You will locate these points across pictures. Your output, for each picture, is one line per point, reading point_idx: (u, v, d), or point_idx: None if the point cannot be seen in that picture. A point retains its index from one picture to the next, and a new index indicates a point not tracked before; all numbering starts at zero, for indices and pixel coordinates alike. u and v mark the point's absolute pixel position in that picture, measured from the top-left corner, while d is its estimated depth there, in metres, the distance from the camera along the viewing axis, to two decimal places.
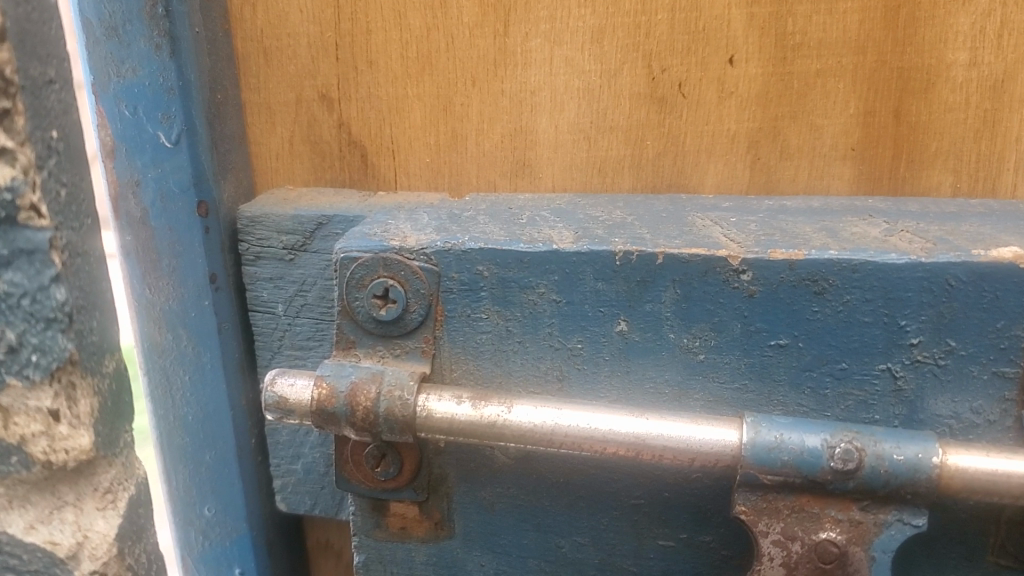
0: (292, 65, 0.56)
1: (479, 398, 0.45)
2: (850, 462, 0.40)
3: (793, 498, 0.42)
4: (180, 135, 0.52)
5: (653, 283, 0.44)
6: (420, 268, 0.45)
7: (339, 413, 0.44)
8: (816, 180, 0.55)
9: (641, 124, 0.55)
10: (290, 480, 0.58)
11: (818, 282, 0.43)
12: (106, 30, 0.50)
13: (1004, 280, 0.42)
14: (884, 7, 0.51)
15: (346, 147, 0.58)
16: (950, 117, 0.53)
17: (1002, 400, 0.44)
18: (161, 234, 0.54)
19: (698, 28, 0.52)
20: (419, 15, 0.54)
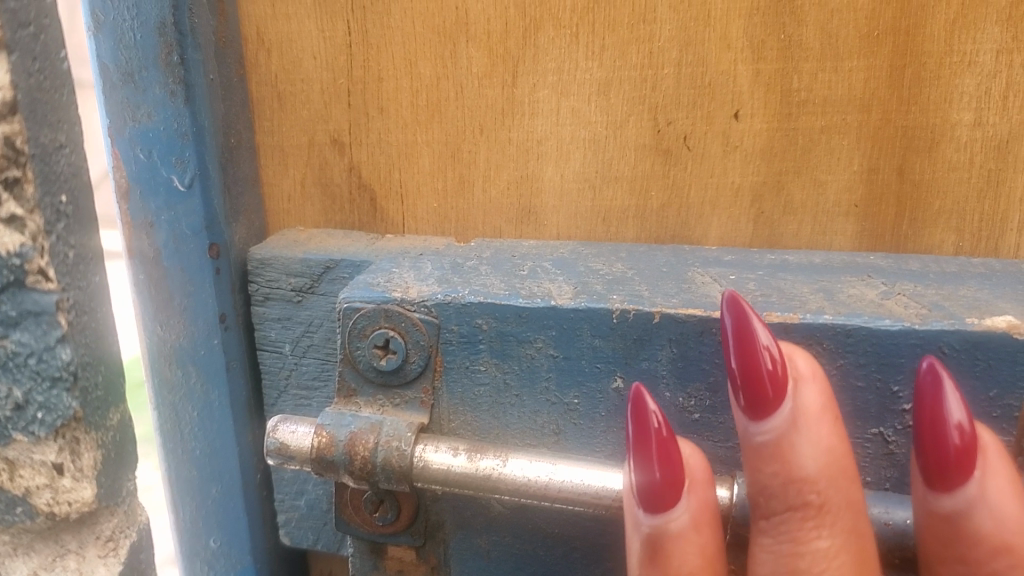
0: (305, 110, 0.57)
1: (475, 450, 0.45)
2: None
3: None
4: (193, 179, 0.53)
5: (650, 341, 0.45)
6: (420, 319, 0.46)
7: (338, 461, 0.45)
8: (818, 235, 0.55)
9: (646, 175, 0.55)
10: (293, 515, 0.59)
11: (812, 346, 0.44)
12: (124, 77, 0.52)
13: (995, 349, 0.42)
14: (889, 66, 0.52)
15: (356, 190, 0.59)
16: (953, 176, 0.53)
17: None
18: (172, 273, 0.55)
19: (704, 83, 0.53)
20: (429, 65, 0.55)
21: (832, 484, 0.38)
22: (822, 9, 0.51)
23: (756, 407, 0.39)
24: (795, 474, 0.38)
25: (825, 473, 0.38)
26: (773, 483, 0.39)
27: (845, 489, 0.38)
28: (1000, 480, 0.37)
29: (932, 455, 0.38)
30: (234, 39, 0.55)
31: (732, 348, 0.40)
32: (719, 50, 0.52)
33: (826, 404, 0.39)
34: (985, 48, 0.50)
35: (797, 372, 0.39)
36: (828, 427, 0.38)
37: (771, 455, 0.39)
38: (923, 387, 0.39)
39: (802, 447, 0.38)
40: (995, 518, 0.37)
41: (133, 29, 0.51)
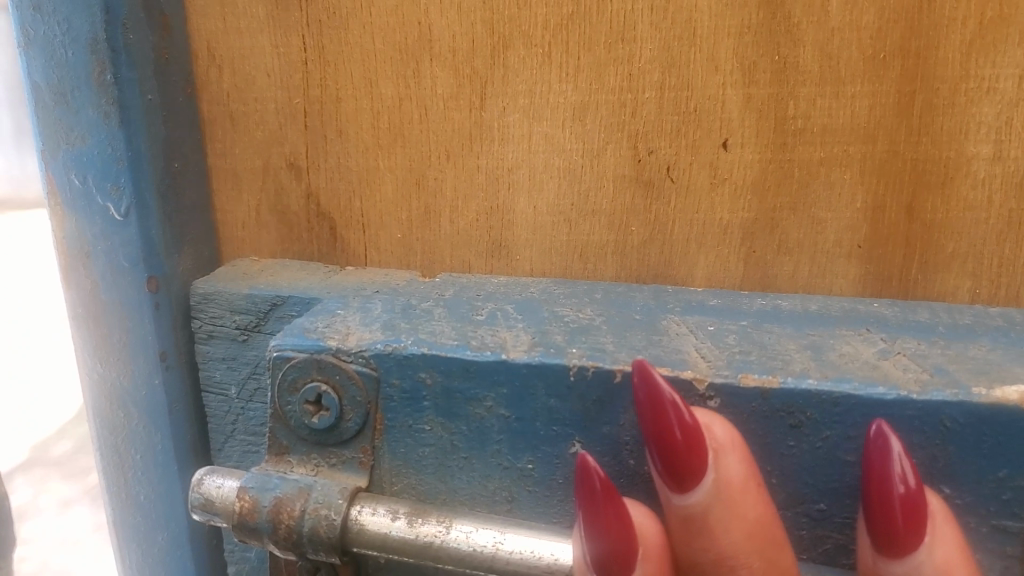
0: (260, 130, 0.53)
1: (417, 513, 0.41)
2: None
3: None
4: (130, 208, 0.49)
5: (611, 403, 0.40)
6: (356, 372, 0.42)
7: (261, 528, 0.40)
8: (817, 278, 0.49)
9: (627, 208, 0.50)
10: (243, 567, 0.55)
11: (794, 414, 0.38)
12: (55, 96, 0.48)
13: (1005, 425, 0.37)
14: (896, 93, 0.46)
15: (315, 219, 0.54)
16: (969, 217, 0.47)
17: (1002, 555, 0.39)
18: (110, 308, 0.51)
19: (689, 109, 0.48)
20: (391, 85, 0.51)
21: (768, 558, 0.35)
22: (821, 28, 0.46)
23: (680, 480, 0.36)
24: (723, 549, 0.35)
25: (757, 546, 0.35)
26: (709, 559, 0.35)
27: (781, 563, 0.35)
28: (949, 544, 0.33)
29: (879, 520, 0.35)
30: (181, 55, 0.51)
31: (650, 416, 0.37)
32: (706, 72, 0.47)
33: (749, 477, 0.36)
34: (1006, 74, 0.45)
35: (717, 443, 0.36)
36: (756, 495, 0.36)
37: (699, 531, 0.35)
38: (869, 453, 0.36)
39: (730, 521, 0.35)
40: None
41: (63, 45, 0.47)
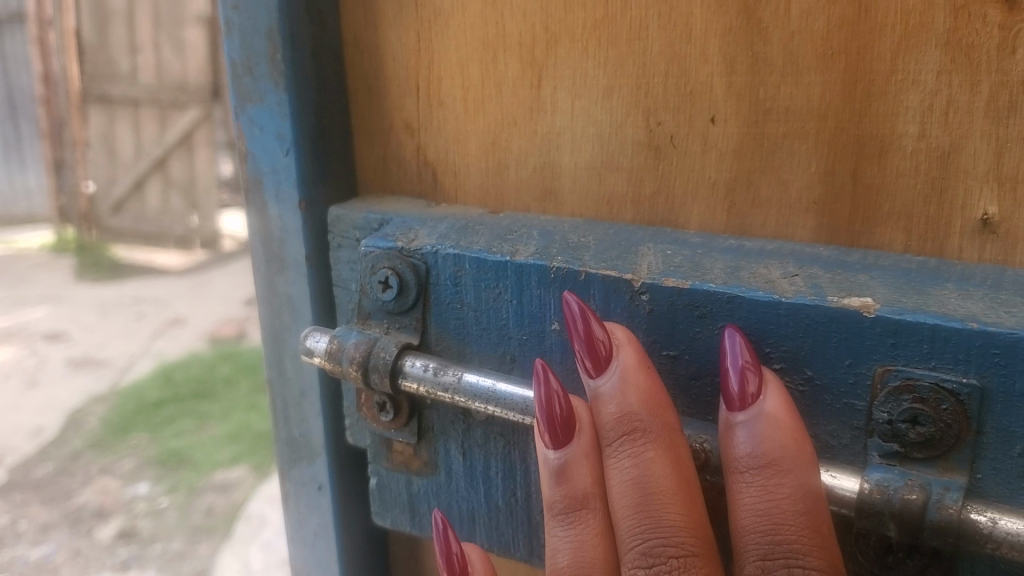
0: (387, 100, 0.73)
1: (443, 366, 0.59)
2: (701, 453, 0.54)
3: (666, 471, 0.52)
4: (290, 149, 0.70)
5: (577, 294, 0.57)
6: (414, 264, 0.61)
7: (342, 363, 0.61)
8: (783, 227, 0.63)
9: (641, 167, 0.66)
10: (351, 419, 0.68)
11: (699, 307, 0.54)
12: (246, 70, 0.70)
13: (848, 323, 0.50)
14: (842, 82, 0.59)
15: (423, 167, 0.73)
16: (901, 182, 0.59)
17: (852, 426, 0.52)
18: (275, 220, 0.73)
19: (687, 91, 0.63)
20: (476, 68, 0.69)
21: (653, 413, 0.53)
22: (784, 31, 0.60)
23: (598, 368, 0.54)
24: (624, 407, 0.53)
25: (645, 405, 0.53)
26: (616, 413, 0.54)
27: (663, 417, 0.53)
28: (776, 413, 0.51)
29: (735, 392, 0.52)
30: (334, 44, 0.72)
31: (577, 329, 0.55)
32: (699, 63, 0.62)
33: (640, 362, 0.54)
34: (927, 69, 0.57)
35: (619, 342, 0.54)
36: (644, 375, 0.53)
37: (609, 398, 0.54)
38: (733, 351, 0.52)
39: (628, 391, 0.53)
40: (770, 434, 0.50)
41: (253, 36, 0.69)
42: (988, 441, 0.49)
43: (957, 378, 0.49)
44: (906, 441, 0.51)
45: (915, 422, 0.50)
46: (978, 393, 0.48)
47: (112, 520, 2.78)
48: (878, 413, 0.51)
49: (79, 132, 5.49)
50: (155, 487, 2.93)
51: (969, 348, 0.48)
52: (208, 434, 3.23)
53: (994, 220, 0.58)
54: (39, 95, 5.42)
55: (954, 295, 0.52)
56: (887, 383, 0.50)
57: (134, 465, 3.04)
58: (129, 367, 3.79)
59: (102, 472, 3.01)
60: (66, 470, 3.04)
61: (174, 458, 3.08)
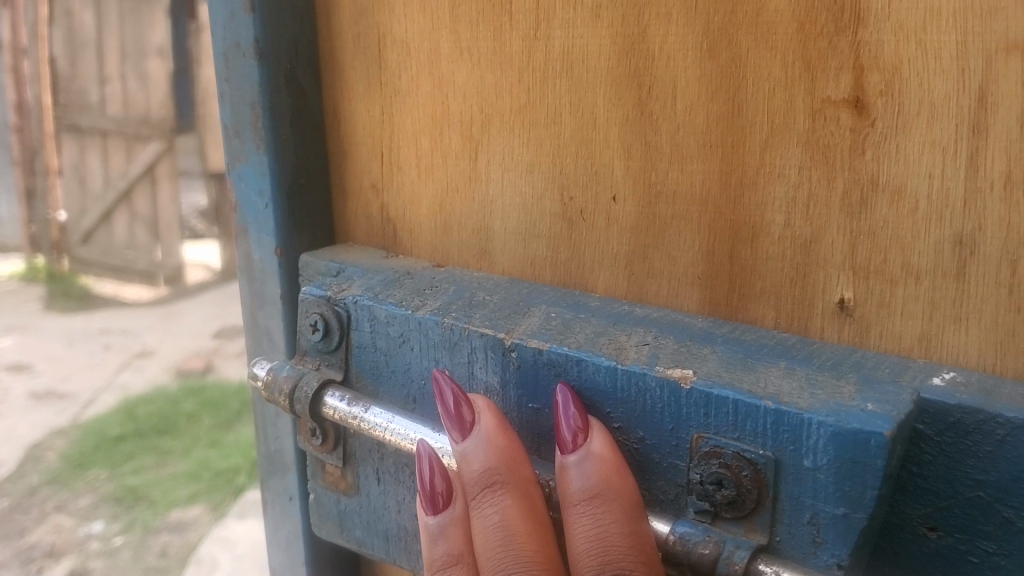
0: (358, 163, 0.83)
1: (356, 400, 0.69)
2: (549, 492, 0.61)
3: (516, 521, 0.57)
4: (268, 203, 0.81)
5: (462, 348, 0.65)
6: (337, 311, 0.70)
7: (272, 392, 0.71)
8: (673, 297, 0.70)
9: (558, 236, 0.74)
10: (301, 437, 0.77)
11: (554, 367, 0.61)
12: (236, 134, 0.81)
13: (670, 392, 0.57)
14: (720, 171, 0.66)
15: (385, 222, 0.82)
16: (771, 264, 0.65)
17: (677, 483, 0.58)
18: (257, 262, 0.84)
19: (594, 171, 0.71)
20: (426, 140, 0.78)
21: (509, 468, 0.58)
22: (671, 124, 0.67)
23: (462, 434, 0.60)
24: (482, 464, 0.59)
25: (503, 462, 0.58)
26: (478, 469, 0.59)
27: (519, 471, 0.59)
28: (602, 460, 0.56)
29: (565, 443, 0.57)
30: (314, 112, 0.83)
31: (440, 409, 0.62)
32: (603, 147, 0.70)
33: (498, 425, 0.60)
34: (790, 165, 0.63)
35: (480, 410, 0.61)
36: (501, 436, 0.59)
37: (471, 458, 0.59)
38: (564, 408, 0.58)
39: (486, 450, 0.59)
40: (598, 467, 0.55)
41: (240, 105, 0.80)
42: (783, 507, 0.55)
43: (756, 449, 0.55)
44: (716, 502, 0.56)
45: (721, 485, 0.56)
46: (773, 463, 0.54)
47: (65, 560, 2.86)
48: (693, 474, 0.57)
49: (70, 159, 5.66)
50: (112, 527, 3.04)
51: (765, 422, 0.54)
52: (170, 475, 3.36)
53: (850, 304, 0.63)
54: (47, 124, 5.54)
55: (776, 374, 0.58)
56: (699, 448, 0.57)
57: (95, 504, 3.18)
58: (91, 405, 3.97)
59: (56, 509, 3.15)
60: (18, 509, 3.16)
61: (133, 496, 3.23)
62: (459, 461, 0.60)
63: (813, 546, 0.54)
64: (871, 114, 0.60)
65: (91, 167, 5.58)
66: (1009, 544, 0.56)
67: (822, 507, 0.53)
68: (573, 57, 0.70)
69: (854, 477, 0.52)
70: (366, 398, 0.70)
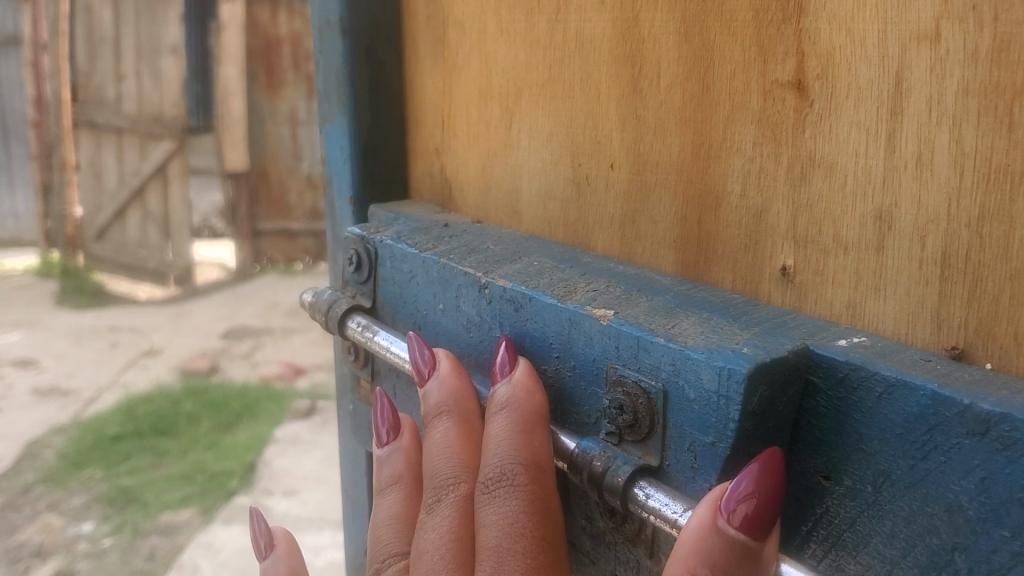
0: (426, 128, 0.95)
1: (371, 323, 0.81)
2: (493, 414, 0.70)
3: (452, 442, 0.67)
4: (346, 158, 0.95)
5: (453, 283, 0.76)
6: (368, 248, 0.83)
7: (314, 312, 0.86)
8: (654, 259, 0.77)
9: (569, 198, 0.83)
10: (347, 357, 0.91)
11: (515, 302, 0.71)
12: (326, 98, 0.96)
13: (592, 327, 0.65)
14: (693, 144, 0.73)
15: (444, 182, 0.95)
16: (730, 231, 0.72)
17: (596, 409, 0.66)
18: (340, 210, 0.99)
19: (596, 141, 0.79)
20: (475, 110, 0.89)
21: (455, 399, 0.69)
22: (656, 100, 0.74)
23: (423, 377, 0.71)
24: (433, 399, 0.69)
25: (449, 397, 0.69)
26: (431, 403, 0.69)
27: (462, 405, 0.69)
28: (518, 390, 0.66)
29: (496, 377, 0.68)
30: (393, 83, 0.96)
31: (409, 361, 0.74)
32: (604, 120, 0.78)
33: (451, 368, 0.71)
34: (746, 140, 0.69)
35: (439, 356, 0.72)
36: (453, 378, 0.70)
37: (427, 395, 0.70)
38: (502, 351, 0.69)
39: (438, 388, 0.70)
40: (512, 394, 0.66)
41: (329, 74, 0.95)
42: (671, 435, 0.62)
43: (649, 380, 0.62)
44: (620, 426, 0.64)
45: (623, 411, 0.64)
46: (662, 394, 0.61)
47: (54, 559, 2.59)
48: (605, 401, 0.65)
49: (85, 157, 5.51)
50: (99, 526, 2.73)
51: (656, 357, 0.61)
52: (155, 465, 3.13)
53: (791, 271, 0.69)
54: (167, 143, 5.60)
55: (690, 321, 0.65)
56: (609, 377, 0.65)
57: (87, 498, 2.89)
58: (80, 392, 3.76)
59: (33, 503, 2.88)
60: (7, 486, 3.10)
61: (126, 493, 2.89)
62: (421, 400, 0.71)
63: (691, 471, 0.61)
64: (810, 95, 0.65)
65: (111, 165, 5.40)
66: (884, 493, 0.60)
67: (697, 436, 0.60)
68: (583, 38, 0.78)
69: (719, 409, 0.58)
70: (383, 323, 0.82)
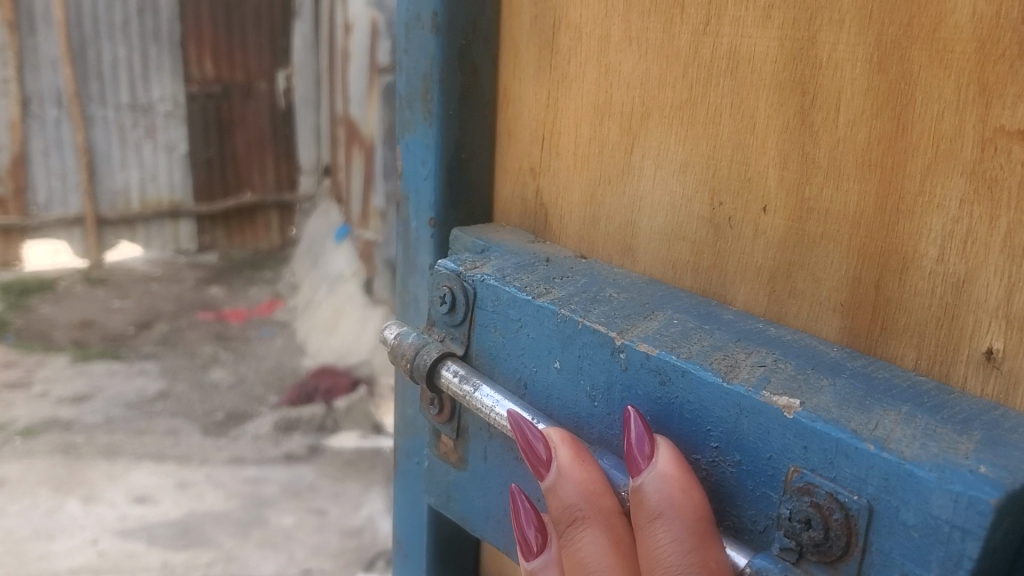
0: (521, 145, 0.84)
1: (468, 376, 0.70)
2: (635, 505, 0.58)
3: (603, 553, 0.54)
4: (428, 174, 0.84)
5: (575, 340, 0.64)
6: (465, 288, 0.72)
7: (396, 356, 0.74)
8: (812, 322, 0.65)
9: (703, 241, 0.71)
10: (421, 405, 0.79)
11: (661, 373, 0.59)
12: (408, 104, 0.85)
13: (774, 419, 0.53)
14: (877, 193, 0.60)
15: (539, 208, 0.83)
16: (918, 300, 0.60)
17: (767, 516, 0.55)
18: (416, 231, 0.88)
19: (746, 178, 0.67)
20: (586, 130, 0.77)
21: (589, 501, 0.56)
22: (831, 137, 0.62)
23: (545, 470, 0.59)
24: (565, 499, 0.57)
25: (583, 495, 0.57)
26: (563, 505, 0.57)
27: (600, 503, 0.56)
28: (664, 478, 0.54)
29: (632, 464, 0.56)
30: (485, 90, 0.84)
31: (524, 452, 0.61)
32: (759, 154, 0.66)
33: (575, 456, 0.58)
34: (951, 195, 0.57)
35: (553, 440, 0.60)
36: (581, 467, 0.58)
37: (555, 494, 0.58)
38: (630, 430, 0.57)
39: (567, 485, 0.57)
40: (660, 485, 0.53)
41: (414, 77, 0.83)
42: (872, 560, 0.50)
43: (850, 494, 0.51)
44: (802, 542, 0.53)
45: (809, 525, 0.53)
46: (866, 511, 0.50)
47: None
48: (783, 509, 0.54)
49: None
50: None
51: (865, 467, 0.50)
52: None
53: (999, 356, 0.56)
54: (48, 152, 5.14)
55: (892, 419, 0.53)
56: (793, 482, 0.53)
57: None
58: None
59: None
60: None
61: None
62: (547, 498, 0.59)
63: None
64: None
65: None
66: None
67: (913, 570, 0.49)
68: (739, 56, 0.66)
69: (950, 543, 0.47)
70: (482, 375, 0.71)
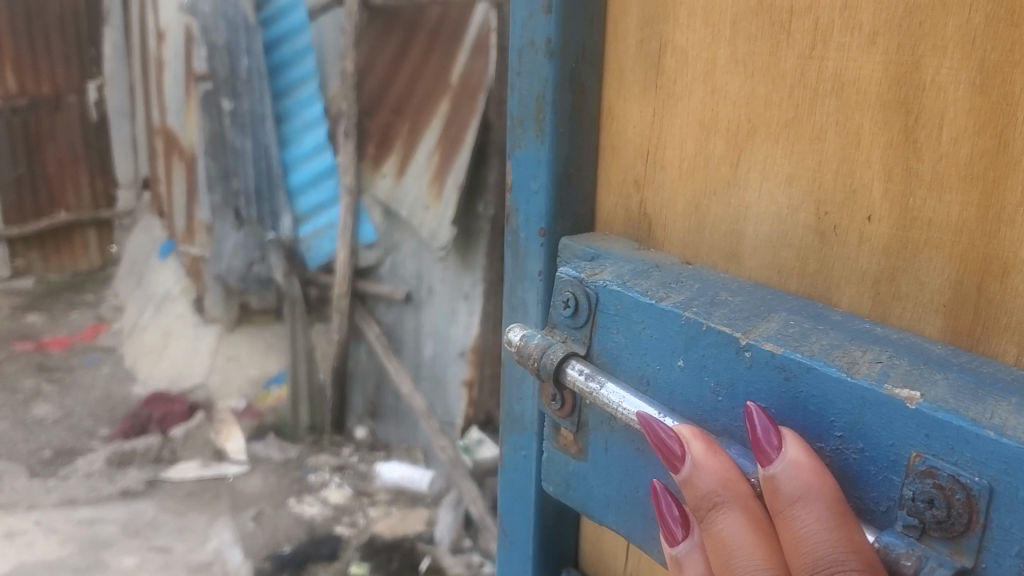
0: (625, 159, 0.90)
1: (593, 374, 0.76)
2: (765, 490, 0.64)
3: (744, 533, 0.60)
4: (540, 187, 0.91)
5: (699, 339, 0.70)
6: (587, 293, 0.79)
7: (522, 356, 0.81)
8: (915, 322, 0.71)
9: (809, 248, 0.77)
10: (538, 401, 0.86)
11: (785, 369, 0.65)
12: (520, 123, 0.92)
13: (897, 409, 0.59)
14: (978, 204, 0.66)
15: (643, 217, 0.90)
16: (1019, 302, 0.65)
17: (890, 497, 0.61)
18: (525, 240, 0.95)
19: (851, 190, 0.73)
20: (691, 146, 0.84)
21: (726, 488, 0.63)
22: (934, 153, 0.68)
23: (678, 464, 0.66)
24: (702, 488, 0.63)
25: (717, 483, 0.63)
26: (700, 493, 0.63)
27: (735, 489, 0.63)
28: (793, 463, 0.60)
29: (760, 454, 0.62)
30: (590, 108, 0.91)
31: (657, 449, 0.67)
32: (864, 168, 0.72)
33: (705, 449, 0.65)
34: None
35: (683, 437, 0.66)
36: (712, 459, 0.64)
37: (691, 485, 0.64)
38: (756, 424, 0.63)
39: (701, 475, 0.64)
40: (791, 470, 0.60)
41: (527, 98, 0.91)
42: (992, 535, 0.56)
43: (972, 476, 0.56)
44: (926, 519, 0.59)
45: (932, 504, 0.58)
46: (987, 491, 0.56)
47: None
48: (907, 490, 0.60)
49: None
50: None
51: (985, 452, 0.55)
52: None
53: None
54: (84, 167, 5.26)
55: (1005, 409, 0.58)
56: (916, 466, 0.59)
57: None
58: None
59: None
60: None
61: None
62: (683, 489, 0.65)
63: None
64: None
65: None
66: None
67: None
68: (844, 78, 0.72)
69: None
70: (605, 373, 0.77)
